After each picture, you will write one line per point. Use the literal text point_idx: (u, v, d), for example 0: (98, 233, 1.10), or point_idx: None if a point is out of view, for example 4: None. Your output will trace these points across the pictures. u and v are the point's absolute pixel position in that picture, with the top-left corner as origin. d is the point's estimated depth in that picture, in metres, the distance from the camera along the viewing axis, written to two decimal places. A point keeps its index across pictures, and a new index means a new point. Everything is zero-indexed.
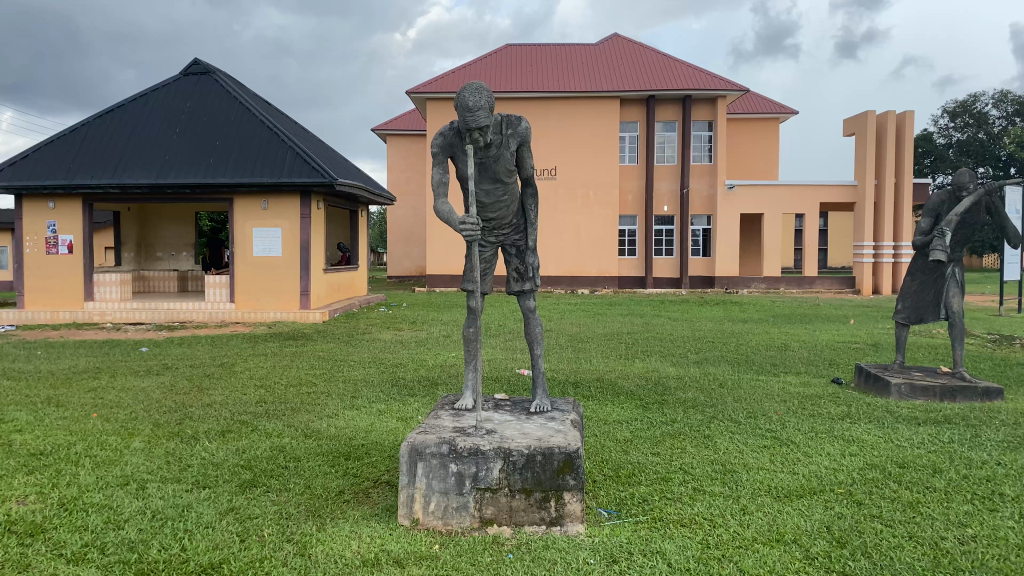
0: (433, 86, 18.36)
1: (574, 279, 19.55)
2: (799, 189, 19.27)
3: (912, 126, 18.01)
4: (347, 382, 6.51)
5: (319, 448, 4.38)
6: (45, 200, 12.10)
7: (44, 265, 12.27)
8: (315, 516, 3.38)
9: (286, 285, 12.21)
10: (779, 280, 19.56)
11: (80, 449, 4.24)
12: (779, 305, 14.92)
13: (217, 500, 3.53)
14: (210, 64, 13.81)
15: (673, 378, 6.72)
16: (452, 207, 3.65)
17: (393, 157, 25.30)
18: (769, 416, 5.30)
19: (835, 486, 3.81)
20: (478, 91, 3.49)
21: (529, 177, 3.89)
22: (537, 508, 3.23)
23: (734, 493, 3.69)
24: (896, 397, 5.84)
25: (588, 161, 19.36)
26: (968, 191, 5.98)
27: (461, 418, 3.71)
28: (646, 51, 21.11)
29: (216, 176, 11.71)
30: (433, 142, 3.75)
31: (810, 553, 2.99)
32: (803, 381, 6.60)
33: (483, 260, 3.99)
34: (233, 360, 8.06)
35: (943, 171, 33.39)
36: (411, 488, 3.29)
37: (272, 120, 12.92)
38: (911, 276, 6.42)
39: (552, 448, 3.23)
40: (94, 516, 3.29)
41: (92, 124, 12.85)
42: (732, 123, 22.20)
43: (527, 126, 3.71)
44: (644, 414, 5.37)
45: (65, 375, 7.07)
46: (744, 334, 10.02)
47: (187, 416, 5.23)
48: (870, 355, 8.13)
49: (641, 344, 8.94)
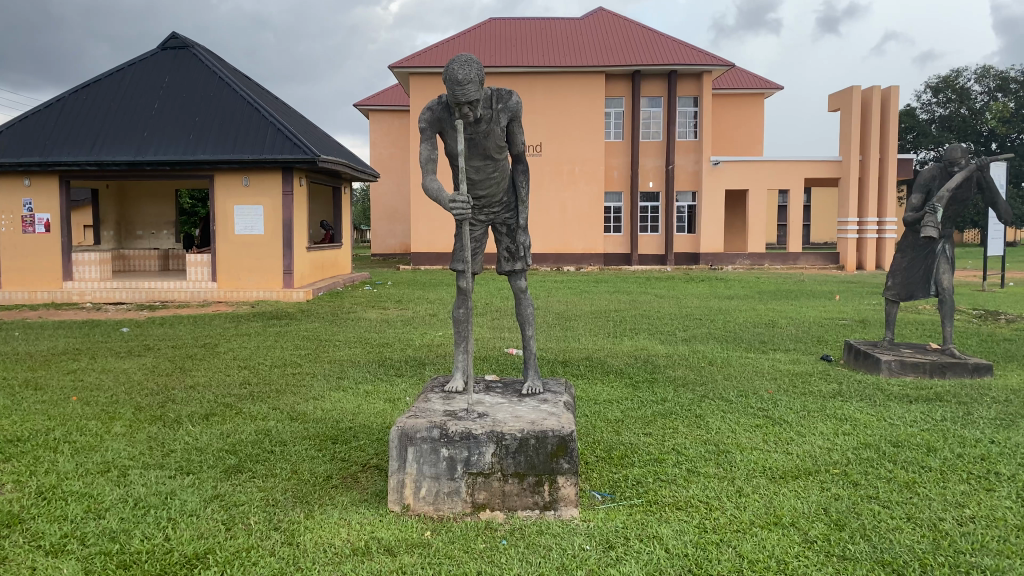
0: (416, 60, 18.10)
1: (560, 257, 19.51)
2: (784, 164, 19.22)
3: (897, 100, 17.98)
4: (333, 363, 6.40)
5: (305, 432, 4.29)
6: (20, 177, 11.82)
7: (21, 245, 12.03)
8: (304, 503, 3.29)
9: (269, 263, 12.06)
10: (764, 256, 19.58)
11: (59, 434, 4.12)
12: (764, 281, 14.91)
13: (201, 486, 3.44)
14: (188, 38, 13.50)
15: (661, 356, 6.67)
16: (440, 184, 3.53)
17: (375, 133, 25.02)
18: (759, 394, 5.25)
19: (830, 466, 3.77)
20: (467, 64, 3.35)
21: (520, 153, 3.77)
22: (530, 493, 3.16)
23: (728, 474, 3.64)
24: (886, 374, 5.83)
25: (573, 136, 19.19)
26: (960, 167, 5.94)
27: (451, 401, 3.63)
28: (632, 25, 20.92)
29: (195, 152, 11.47)
30: (421, 117, 3.62)
31: (809, 537, 2.95)
32: (792, 358, 6.56)
33: (472, 239, 3.90)
34: (216, 340, 7.93)
35: (925, 147, 33.38)
36: (401, 473, 3.21)
37: (252, 95, 12.69)
38: (901, 252, 6.33)
39: (546, 431, 3.15)
40: (74, 505, 3.19)
41: (67, 99, 12.55)
42: (718, 99, 22.09)
43: (518, 101, 3.60)
44: (634, 393, 5.32)
45: (44, 357, 6.93)
46: (731, 311, 9.99)
47: (170, 399, 5.12)
48: (859, 332, 8.10)
49: (628, 322, 8.88)
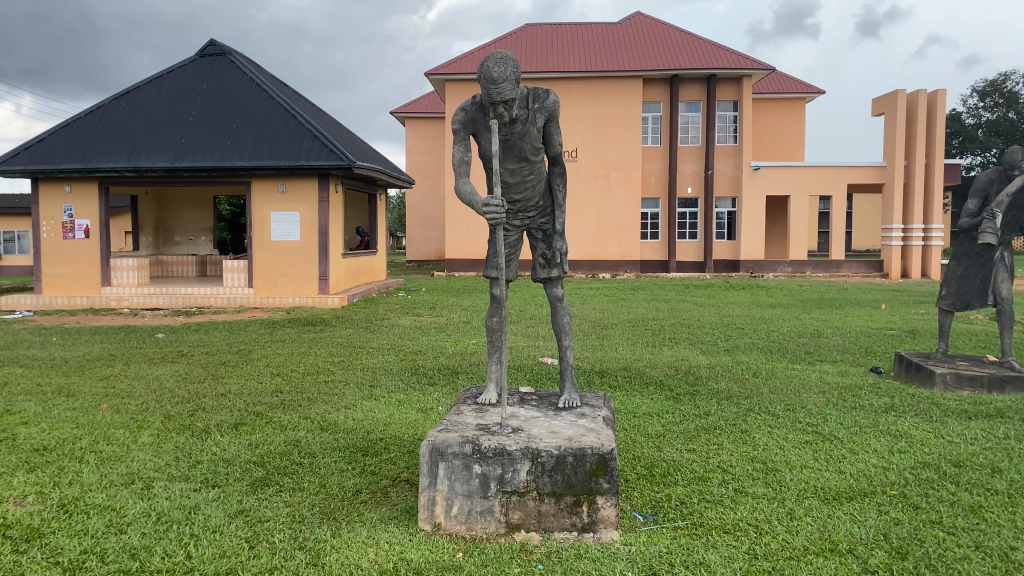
0: (452, 67, 18.06)
1: (595, 264, 19.29)
2: (827, 170, 18.82)
3: (943, 104, 17.54)
4: (365, 371, 6.28)
5: (336, 443, 4.16)
6: (61, 184, 11.97)
7: (62, 250, 12.15)
8: (331, 519, 3.16)
9: (304, 270, 12.04)
10: (806, 264, 19.18)
11: (86, 443, 4.04)
12: (807, 289, 14.58)
13: (227, 500, 3.32)
14: (226, 45, 13.59)
15: (704, 367, 6.45)
16: (474, 188, 3.38)
17: (411, 140, 25.06)
18: (807, 408, 5.02)
19: (887, 487, 3.54)
20: (503, 61, 3.20)
21: (556, 156, 3.62)
22: (568, 514, 2.99)
23: (778, 495, 3.43)
24: (941, 389, 5.55)
25: (610, 142, 18.97)
26: (1020, 170, 5.62)
27: (484, 414, 3.47)
28: (670, 29, 20.66)
29: (233, 158, 11.50)
30: (454, 117, 3.47)
31: (869, 566, 2.74)
32: (840, 370, 6.30)
33: (507, 244, 3.74)
34: (250, 347, 7.86)
35: (972, 152, 32.59)
36: (432, 490, 3.06)
37: (289, 101, 12.71)
38: (956, 260, 6.07)
39: (584, 448, 2.98)
40: (95, 519, 3.08)
41: (107, 106, 12.69)
42: (758, 104, 21.73)
43: (556, 100, 3.44)
44: (675, 406, 5.13)
45: (79, 363, 6.91)
46: (774, 320, 9.69)
47: (200, 407, 5.03)
48: (909, 342, 7.78)
49: (668, 331, 8.64)
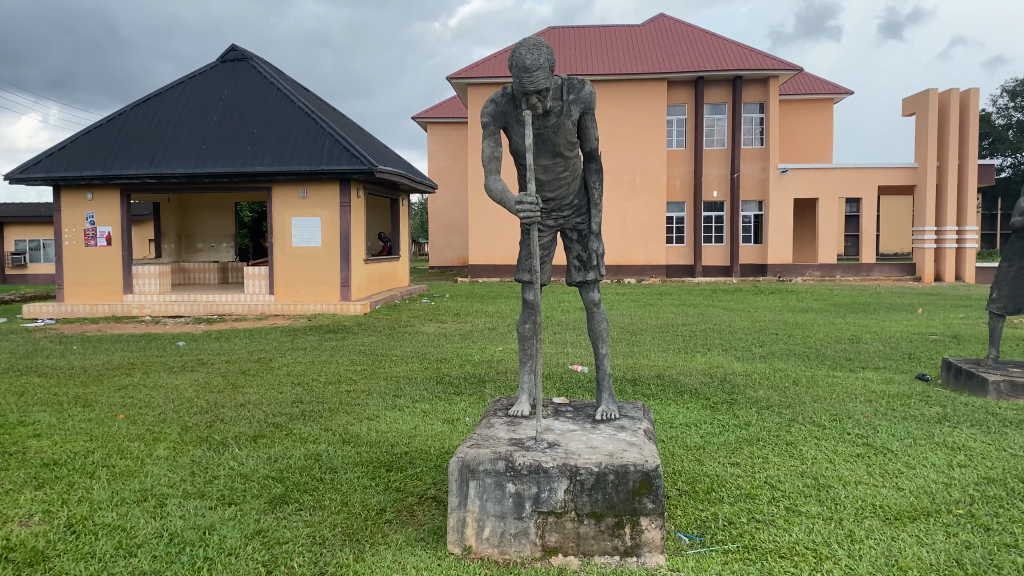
0: (474, 71, 17.89)
1: (620, 269, 19.01)
2: (856, 171, 18.45)
3: (976, 103, 17.14)
4: (389, 380, 6.09)
5: (358, 457, 3.95)
6: (83, 192, 11.91)
7: (84, 257, 12.10)
8: (354, 542, 2.95)
9: (326, 275, 11.90)
10: (835, 267, 18.80)
11: (98, 457, 3.87)
12: (838, 294, 14.23)
13: (244, 520, 3.12)
14: (247, 50, 13.52)
15: (740, 375, 6.18)
16: (505, 185, 3.17)
17: (433, 146, 24.93)
18: (855, 418, 4.74)
19: (952, 506, 3.27)
20: (536, 49, 2.98)
21: (592, 151, 3.40)
22: (609, 536, 2.76)
23: (834, 514, 3.17)
24: (995, 397, 5.26)
25: (635, 145, 18.72)
26: None
27: (517, 427, 3.25)
28: (694, 31, 20.39)
29: (254, 164, 11.38)
30: (484, 111, 3.27)
31: None
32: (884, 377, 6.01)
33: (540, 246, 3.51)
34: (271, 355, 7.69)
35: (1002, 153, 31.94)
36: (463, 510, 2.84)
37: (310, 105, 12.60)
38: (1007, 261, 5.77)
39: (627, 466, 2.74)
40: (104, 540, 2.89)
41: (129, 113, 12.65)
42: (784, 105, 21.36)
43: (592, 91, 3.21)
44: (714, 416, 4.87)
45: (97, 372, 6.76)
46: (809, 325, 9.38)
47: (218, 419, 4.84)
48: (954, 348, 7.44)
49: (700, 337, 8.36)
